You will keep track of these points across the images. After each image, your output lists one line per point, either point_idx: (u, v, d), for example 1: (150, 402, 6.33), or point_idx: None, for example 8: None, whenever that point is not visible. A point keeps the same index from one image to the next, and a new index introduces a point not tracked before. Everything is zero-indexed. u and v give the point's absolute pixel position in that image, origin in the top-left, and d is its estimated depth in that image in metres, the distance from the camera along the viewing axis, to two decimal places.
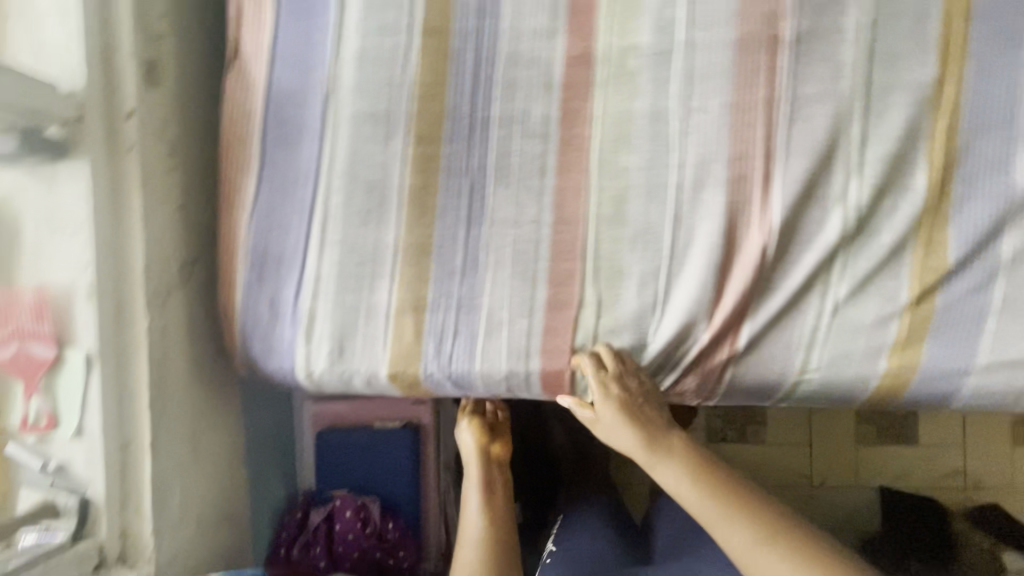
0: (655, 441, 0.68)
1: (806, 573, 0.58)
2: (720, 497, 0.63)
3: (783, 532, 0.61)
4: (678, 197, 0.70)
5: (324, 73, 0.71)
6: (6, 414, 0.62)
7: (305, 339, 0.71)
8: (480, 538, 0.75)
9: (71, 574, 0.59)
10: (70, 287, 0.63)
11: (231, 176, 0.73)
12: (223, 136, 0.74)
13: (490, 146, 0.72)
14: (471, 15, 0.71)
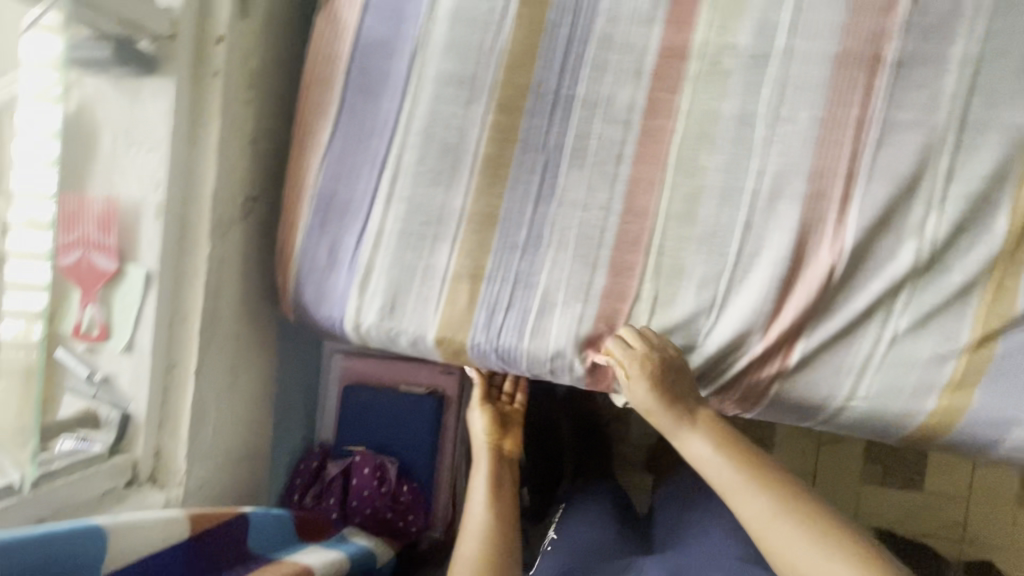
0: (687, 410, 0.66)
1: (826, 549, 0.56)
2: (744, 468, 0.62)
3: (807, 508, 0.59)
4: (752, 205, 0.69)
5: (415, 28, 0.71)
6: (59, 318, 0.62)
7: (359, 291, 0.71)
8: (482, 532, 0.68)
9: (105, 485, 0.60)
10: (139, 203, 0.62)
11: (307, 118, 0.73)
12: (305, 77, 0.73)
13: (570, 125, 0.71)
14: None
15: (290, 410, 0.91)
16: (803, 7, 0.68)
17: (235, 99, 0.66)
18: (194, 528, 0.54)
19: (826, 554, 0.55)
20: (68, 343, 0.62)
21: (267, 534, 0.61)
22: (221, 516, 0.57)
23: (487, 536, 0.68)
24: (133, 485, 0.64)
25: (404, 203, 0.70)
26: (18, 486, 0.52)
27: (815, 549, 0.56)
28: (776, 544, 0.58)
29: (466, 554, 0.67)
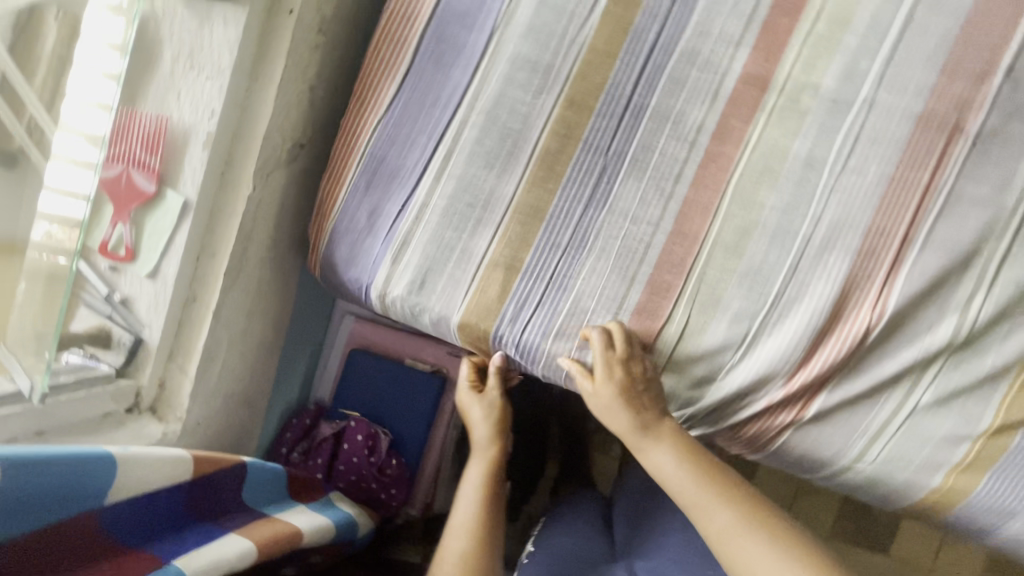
0: (653, 419, 0.65)
1: (787, 559, 0.58)
2: (708, 482, 0.63)
3: (769, 520, 0.61)
4: (803, 250, 0.68)
5: (499, 5, 0.68)
6: (91, 232, 0.61)
7: (392, 261, 0.69)
8: (468, 529, 0.71)
9: (105, 407, 0.59)
10: (189, 129, 0.60)
11: (372, 76, 0.71)
12: (377, 34, 0.71)
13: (636, 134, 0.69)
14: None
15: (292, 362, 0.90)
16: (895, 60, 0.66)
17: (305, 41, 0.64)
18: (196, 471, 0.52)
19: (784, 565, 0.58)
20: (94, 258, 0.61)
21: (260, 489, 0.60)
22: (222, 463, 0.55)
23: (474, 534, 0.70)
24: (133, 412, 0.63)
25: (455, 180, 0.68)
26: (28, 394, 0.51)
27: (774, 558, 0.58)
28: (738, 554, 0.60)
29: (453, 547, 0.69)
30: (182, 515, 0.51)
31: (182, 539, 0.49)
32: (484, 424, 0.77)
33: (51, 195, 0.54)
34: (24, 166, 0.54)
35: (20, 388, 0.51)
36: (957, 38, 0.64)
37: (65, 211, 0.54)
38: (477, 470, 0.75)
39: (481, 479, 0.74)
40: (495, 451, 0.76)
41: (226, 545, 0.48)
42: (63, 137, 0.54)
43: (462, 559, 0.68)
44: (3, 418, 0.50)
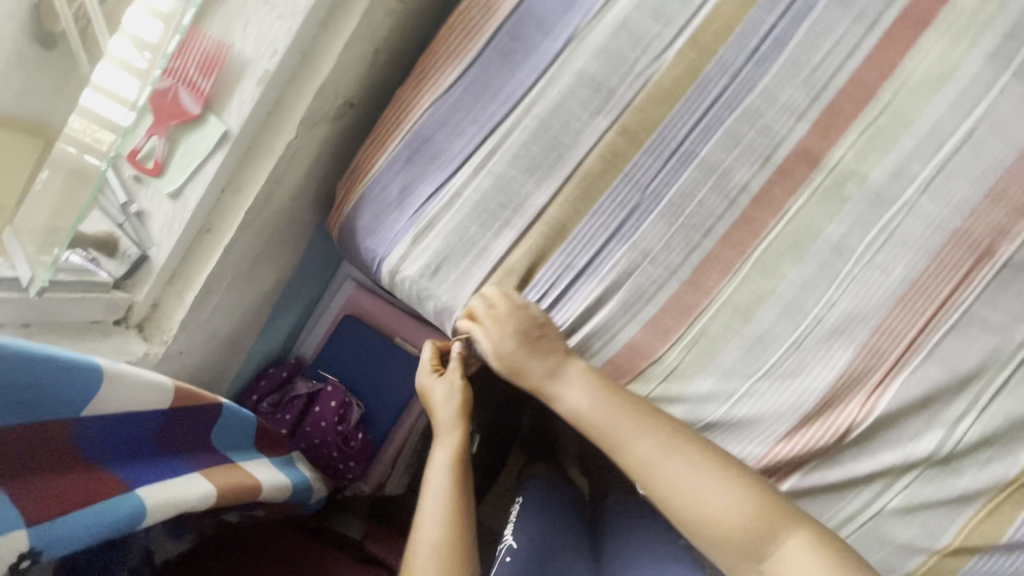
0: (558, 361, 0.64)
1: (711, 478, 0.55)
2: (625, 407, 0.60)
3: (687, 444, 0.58)
4: (810, 329, 0.68)
5: (580, 18, 0.68)
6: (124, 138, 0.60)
7: (411, 241, 0.69)
8: (443, 515, 0.59)
9: (94, 316, 0.57)
10: (247, 62, 0.59)
11: (439, 56, 0.70)
12: (453, 16, 0.71)
13: (678, 178, 0.69)
14: (741, 53, 0.68)
15: (282, 312, 0.89)
16: (947, 172, 0.66)
17: (382, 5, 0.63)
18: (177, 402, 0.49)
19: (710, 483, 0.54)
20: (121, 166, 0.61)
21: (228, 432, 0.58)
22: (202, 399, 0.53)
23: (451, 520, 0.59)
24: (120, 325, 0.61)
25: (494, 179, 0.68)
26: (25, 284, 0.50)
27: (704, 481, 0.55)
28: (665, 477, 0.56)
29: (430, 537, 0.57)
30: (154, 444, 0.48)
31: (151, 467, 0.46)
32: (447, 406, 0.68)
33: (93, 92, 0.52)
34: (62, 52, 0.50)
35: (19, 276, 0.50)
36: (1009, 165, 0.65)
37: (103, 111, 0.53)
38: (444, 452, 0.65)
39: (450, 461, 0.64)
40: (461, 434, 0.67)
41: (193, 484, 0.47)
42: (116, 40, 0.52)
43: (437, 545, 0.56)
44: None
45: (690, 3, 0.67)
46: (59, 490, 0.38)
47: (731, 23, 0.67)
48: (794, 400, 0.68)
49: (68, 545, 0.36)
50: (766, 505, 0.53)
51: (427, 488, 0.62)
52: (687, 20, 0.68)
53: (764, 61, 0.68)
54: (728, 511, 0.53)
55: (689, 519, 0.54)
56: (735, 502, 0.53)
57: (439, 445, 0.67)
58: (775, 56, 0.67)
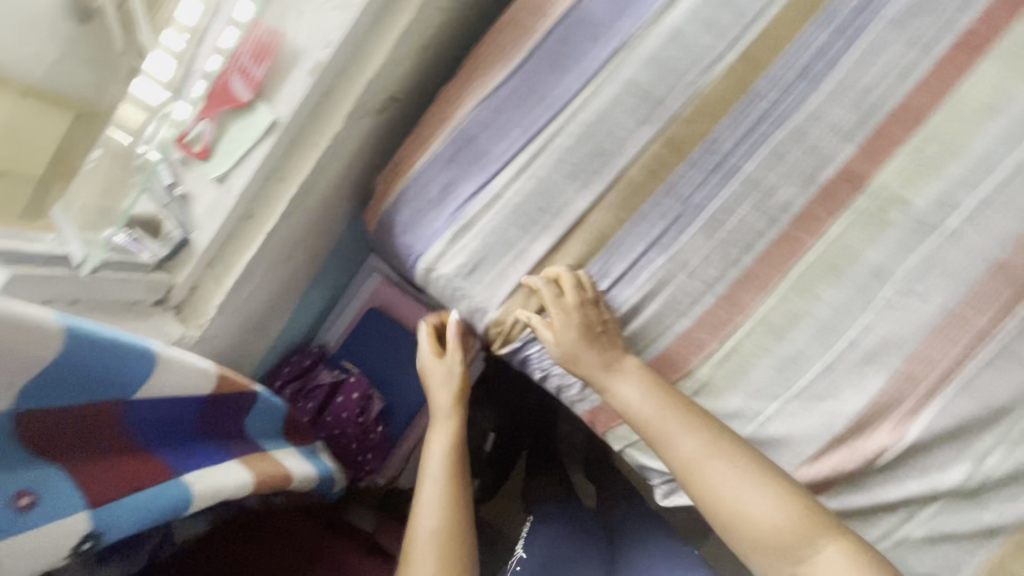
0: (614, 358, 0.66)
1: (752, 482, 0.58)
2: (676, 408, 0.63)
3: (733, 449, 0.60)
4: (842, 352, 0.68)
5: (632, 25, 0.67)
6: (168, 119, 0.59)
7: (449, 240, 0.69)
8: (442, 502, 0.63)
9: (136, 295, 0.58)
10: (299, 51, 0.58)
11: (488, 56, 0.70)
12: (504, 16, 0.70)
13: (721, 193, 0.69)
14: (792, 70, 0.67)
15: (310, 300, 0.89)
16: (994, 202, 0.65)
17: (436, 2, 0.63)
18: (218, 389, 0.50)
19: (749, 486, 0.58)
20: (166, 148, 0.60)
21: (260, 419, 0.58)
22: (241, 387, 0.53)
23: (447, 514, 0.62)
24: (161, 305, 0.62)
25: (536, 183, 0.68)
26: (76, 264, 0.51)
27: (744, 484, 0.58)
28: (708, 479, 0.59)
29: (427, 527, 0.61)
30: (192, 428, 0.48)
31: (189, 454, 0.47)
32: (444, 391, 0.72)
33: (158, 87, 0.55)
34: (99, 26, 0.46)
35: (70, 254, 0.51)
36: None
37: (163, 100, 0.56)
38: (441, 439, 0.68)
39: (444, 450, 0.68)
40: (455, 422, 0.70)
41: (227, 474, 0.47)
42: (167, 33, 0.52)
43: (436, 534, 0.60)
44: (46, 279, 0.49)
45: (744, 16, 0.67)
46: (103, 475, 0.39)
47: (784, 39, 0.67)
48: (821, 421, 0.69)
49: (125, 529, 0.38)
50: (806, 511, 0.57)
51: (424, 475, 0.66)
52: (741, 34, 0.67)
53: (815, 80, 0.67)
54: (769, 515, 0.56)
55: (729, 519, 0.58)
56: (775, 506, 0.57)
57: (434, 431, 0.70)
58: (827, 75, 0.67)
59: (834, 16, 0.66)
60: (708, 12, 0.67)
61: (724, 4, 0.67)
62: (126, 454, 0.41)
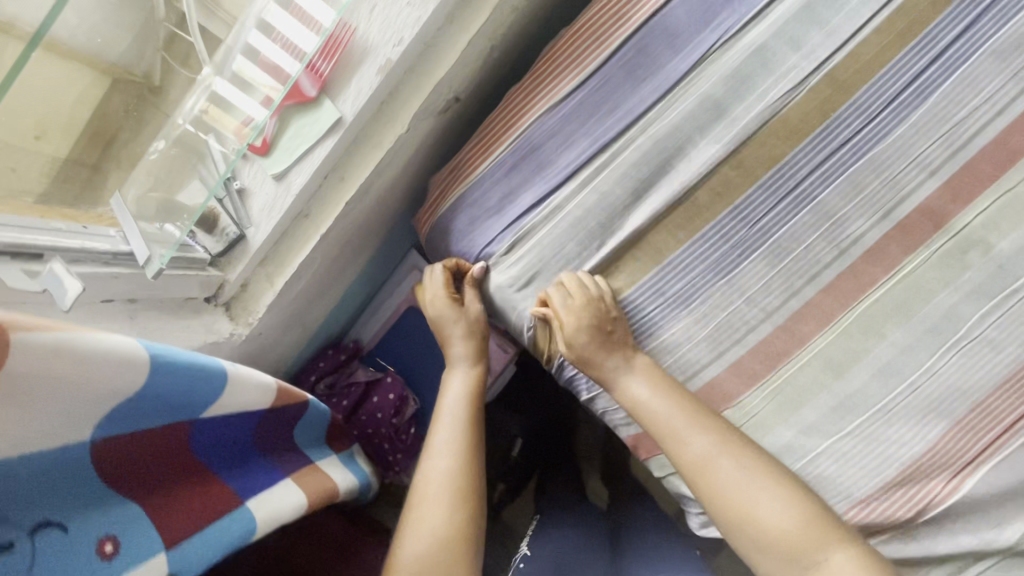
0: (624, 355, 0.63)
1: (760, 483, 0.55)
2: (685, 404, 0.60)
3: (742, 449, 0.57)
4: (903, 395, 0.65)
5: (713, 38, 0.63)
6: (229, 111, 0.53)
7: (505, 251, 0.66)
8: (457, 446, 0.61)
9: (190, 292, 0.57)
10: (369, 48, 0.56)
11: (559, 61, 0.67)
12: (578, 21, 0.67)
13: (789, 220, 0.65)
14: (882, 96, 0.63)
15: (350, 295, 0.87)
16: None
17: (511, 3, 0.60)
18: (274, 401, 0.50)
19: (757, 483, 0.55)
20: (224, 136, 0.54)
21: (307, 429, 0.58)
22: (296, 399, 0.53)
23: (460, 457, 0.61)
24: (210, 302, 0.61)
25: (599, 198, 0.64)
26: (143, 263, 0.51)
27: (753, 483, 0.55)
28: (716, 479, 0.56)
29: (441, 468, 0.60)
30: (252, 446, 0.50)
31: (247, 478, 0.48)
32: (465, 341, 0.69)
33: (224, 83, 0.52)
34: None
35: (135, 252, 0.50)
36: None
37: (233, 99, 0.52)
38: (461, 382, 0.68)
39: (465, 395, 0.67)
40: (478, 369, 0.69)
41: (284, 495, 0.49)
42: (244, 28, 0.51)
43: (450, 477, 0.59)
44: (113, 277, 0.49)
45: (834, 35, 0.62)
46: (183, 504, 0.42)
47: (875, 63, 0.62)
48: (875, 466, 0.65)
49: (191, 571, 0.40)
50: (817, 516, 0.54)
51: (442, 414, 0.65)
52: (830, 53, 0.62)
53: (903, 109, 0.63)
54: (778, 516, 0.53)
55: (735, 520, 0.54)
56: (785, 510, 0.53)
57: (452, 375, 0.69)
58: (916, 104, 0.63)
59: (936, 41, 0.62)
60: (795, 29, 0.62)
61: (812, 21, 0.62)
62: (195, 483, 0.44)
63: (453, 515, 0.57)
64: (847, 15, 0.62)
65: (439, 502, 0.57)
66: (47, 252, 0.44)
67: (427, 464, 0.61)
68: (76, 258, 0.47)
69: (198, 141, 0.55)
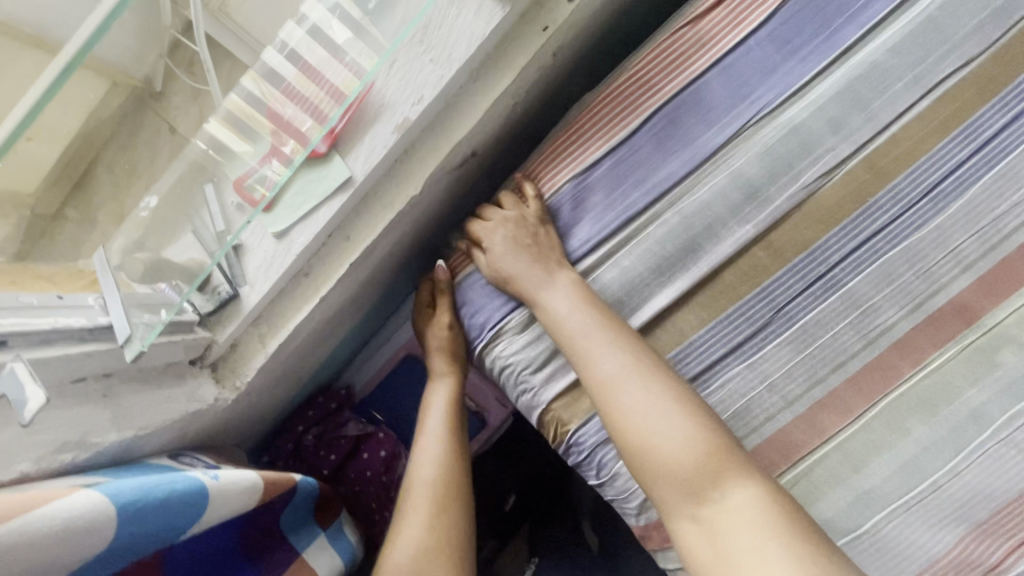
0: (547, 271, 0.58)
1: (670, 413, 0.48)
2: (601, 321, 0.54)
3: (662, 377, 0.50)
4: (924, 495, 0.57)
5: (750, 113, 0.60)
6: (234, 146, 0.50)
7: (520, 326, 0.60)
8: (440, 457, 0.62)
9: (174, 357, 0.52)
10: (387, 105, 0.52)
11: (584, 124, 0.62)
12: (605, 85, 0.63)
13: (817, 305, 0.59)
14: (921, 182, 0.59)
15: (345, 343, 0.82)
16: None
17: (540, 61, 0.57)
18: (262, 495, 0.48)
19: (666, 412, 0.48)
20: (224, 189, 0.51)
21: (295, 509, 0.55)
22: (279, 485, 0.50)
23: (445, 463, 0.62)
24: (196, 364, 0.56)
25: (617, 274, 0.60)
26: (123, 341, 0.46)
27: (658, 410, 0.48)
28: (618, 404, 0.49)
29: (424, 476, 0.61)
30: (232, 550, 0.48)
31: None
32: (442, 350, 0.67)
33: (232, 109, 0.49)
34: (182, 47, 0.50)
35: (116, 329, 0.46)
36: None
37: (245, 125, 0.50)
38: (443, 391, 0.67)
39: (447, 405, 0.66)
40: (459, 377, 0.68)
41: None
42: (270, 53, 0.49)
43: (432, 486, 0.60)
44: (85, 356, 0.45)
45: (875, 120, 0.59)
46: None
47: (913, 150, 0.60)
48: (892, 570, 0.57)
49: None
50: (721, 448, 0.47)
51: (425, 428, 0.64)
52: (869, 138, 0.59)
53: (941, 199, 0.59)
54: (679, 443, 0.46)
55: (633, 450, 0.48)
56: (689, 438, 0.47)
57: (436, 384, 0.68)
58: (955, 195, 0.59)
59: (976, 132, 0.59)
60: (836, 109, 0.59)
61: (853, 102, 0.59)
62: None
63: (439, 520, 0.59)
64: (889, 99, 0.59)
65: (422, 509, 0.59)
66: (9, 337, 0.40)
67: (409, 472, 0.62)
68: (46, 340, 0.43)
69: (191, 193, 0.51)
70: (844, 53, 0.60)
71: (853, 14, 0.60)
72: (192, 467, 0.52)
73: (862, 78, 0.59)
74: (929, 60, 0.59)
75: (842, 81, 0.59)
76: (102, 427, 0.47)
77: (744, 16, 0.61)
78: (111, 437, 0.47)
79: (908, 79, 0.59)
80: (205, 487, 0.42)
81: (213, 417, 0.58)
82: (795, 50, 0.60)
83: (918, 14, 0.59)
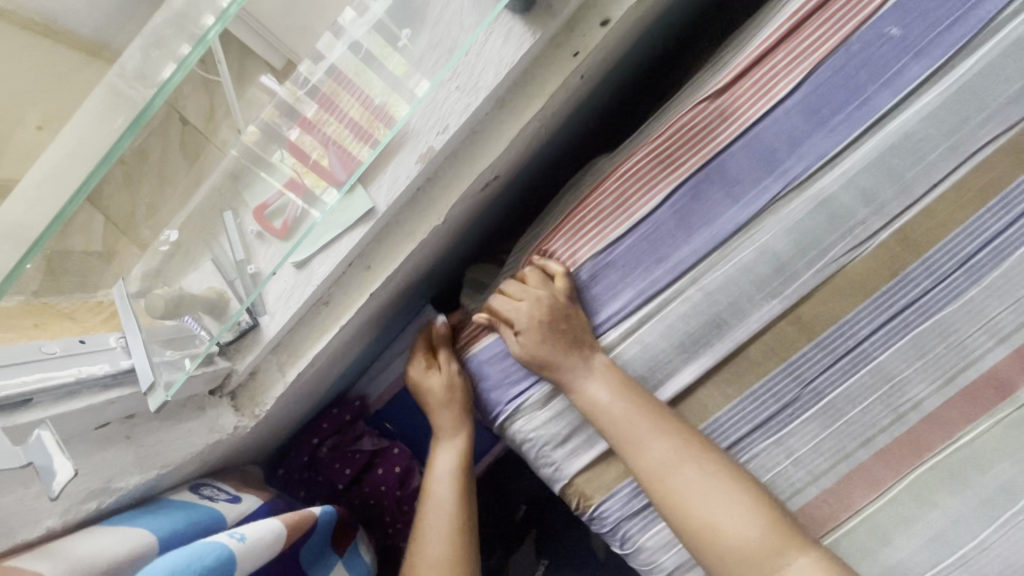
0: (581, 357, 0.57)
1: (725, 495, 0.50)
2: (643, 404, 0.54)
3: (708, 458, 0.52)
4: (953, 568, 0.55)
5: (776, 187, 0.58)
6: (259, 166, 0.49)
7: (540, 402, 0.60)
8: (450, 530, 0.62)
9: (194, 389, 0.52)
10: (412, 132, 0.51)
11: (605, 200, 0.60)
12: (626, 158, 0.61)
13: (843, 382, 0.58)
14: (956, 258, 0.57)
15: (359, 361, 0.82)
16: None
17: (565, 90, 0.54)
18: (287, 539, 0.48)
19: (721, 495, 0.50)
20: (241, 214, 0.49)
21: (315, 544, 0.55)
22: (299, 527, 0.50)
23: (456, 539, 0.62)
24: (215, 394, 0.56)
25: (643, 351, 0.59)
26: (147, 389, 0.47)
27: (715, 494, 0.50)
28: (675, 491, 0.51)
29: (432, 554, 0.61)
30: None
31: None
32: (447, 412, 0.66)
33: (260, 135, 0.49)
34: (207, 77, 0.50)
35: (140, 375, 0.47)
36: None
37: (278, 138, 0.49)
38: (450, 456, 0.66)
39: (455, 472, 0.66)
40: (466, 440, 0.68)
41: None
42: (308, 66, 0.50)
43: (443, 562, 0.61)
44: (107, 403, 0.47)
45: (909, 191, 0.57)
46: None
47: (947, 222, 0.57)
48: None
49: None
50: (776, 522, 0.49)
51: (433, 498, 0.64)
52: (902, 209, 0.57)
53: (976, 271, 0.57)
54: (741, 525, 0.49)
55: (696, 537, 0.49)
56: (747, 514, 0.49)
57: (443, 448, 0.67)
58: (992, 266, 0.57)
59: (1015, 202, 0.56)
60: (870, 180, 0.57)
61: (886, 176, 0.57)
62: None
63: None
64: (927, 168, 0.57)
65: None
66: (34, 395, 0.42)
67: (421, 547, 0.62)
68: (69, 391, 0.45)
69: (213, 222, 0.49)
70: (878, 122, 0.57)
71: (888, 80, 0.56)
72: (213, 503, 0.53)
73: (896, 146, 0.57)
74: (969, 126, 0.56)
75: (873, 152, 0.57)
76: (125, 471, 0.48)
77: (772, 85, 0.58)
78: (133, 480, 0.49)
79: (943, 148, 0.56)
80: (229, 549, 0.41)
81: (233, 443, 0.59)
82: (826, 120, 0.57)
83: (955, 81, 0.56)
